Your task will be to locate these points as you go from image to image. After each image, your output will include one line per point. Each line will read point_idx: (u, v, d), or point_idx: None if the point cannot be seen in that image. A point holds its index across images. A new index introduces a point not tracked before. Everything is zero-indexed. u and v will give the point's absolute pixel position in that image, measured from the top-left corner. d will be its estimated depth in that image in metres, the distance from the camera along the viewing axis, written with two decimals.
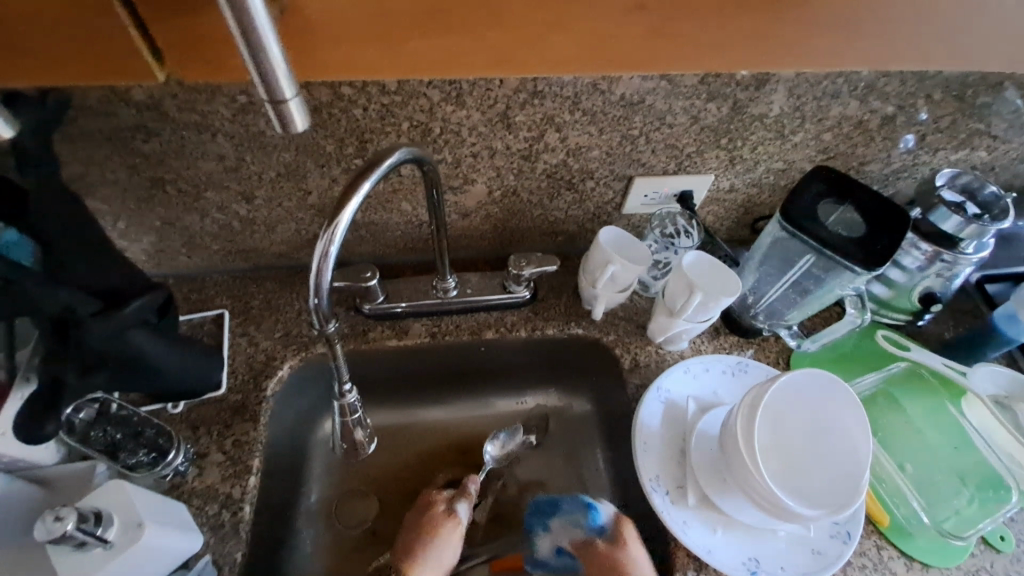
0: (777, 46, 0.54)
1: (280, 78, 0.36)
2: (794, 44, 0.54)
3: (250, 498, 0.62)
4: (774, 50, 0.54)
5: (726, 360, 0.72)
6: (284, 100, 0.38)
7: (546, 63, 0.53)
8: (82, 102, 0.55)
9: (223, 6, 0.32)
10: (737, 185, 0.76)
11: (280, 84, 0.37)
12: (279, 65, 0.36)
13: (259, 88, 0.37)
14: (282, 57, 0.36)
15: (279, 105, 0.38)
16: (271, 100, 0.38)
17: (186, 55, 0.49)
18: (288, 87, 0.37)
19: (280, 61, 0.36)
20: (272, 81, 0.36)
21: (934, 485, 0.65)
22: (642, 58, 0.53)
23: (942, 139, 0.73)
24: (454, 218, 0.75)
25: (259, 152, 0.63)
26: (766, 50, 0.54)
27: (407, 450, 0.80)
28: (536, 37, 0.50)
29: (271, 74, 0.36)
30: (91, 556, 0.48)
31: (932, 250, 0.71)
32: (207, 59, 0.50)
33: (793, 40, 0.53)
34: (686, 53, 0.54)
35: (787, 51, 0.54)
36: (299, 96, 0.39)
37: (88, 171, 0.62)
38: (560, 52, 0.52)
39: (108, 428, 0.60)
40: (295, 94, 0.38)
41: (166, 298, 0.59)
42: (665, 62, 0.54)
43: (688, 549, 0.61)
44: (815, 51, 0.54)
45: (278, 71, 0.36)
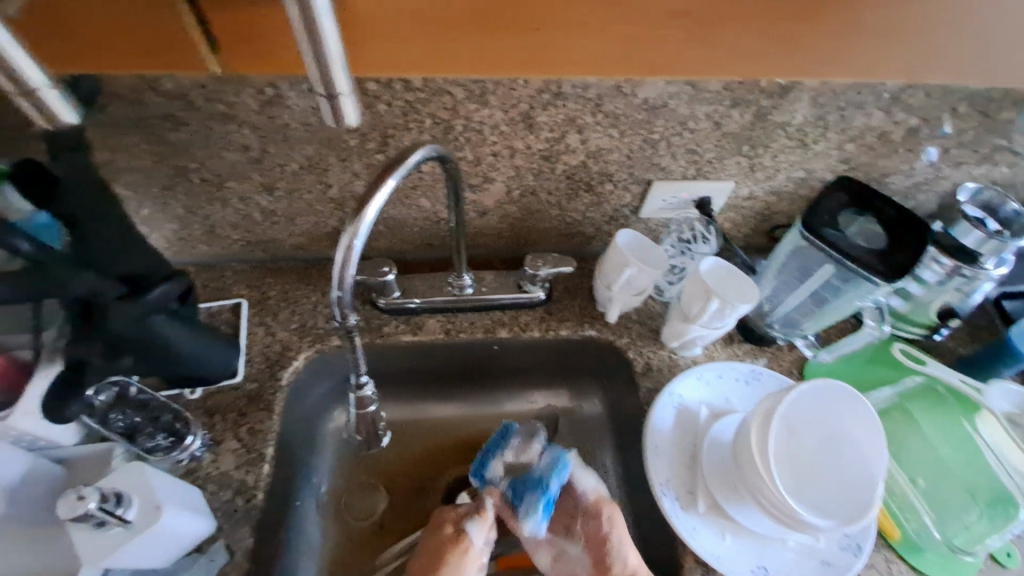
0: (799, 53, 0.56)
1: (336, 72, 0.37)
2: (813, 52, 0.56)
3: (263, 486, 0.63)
4: (797, 56, 0.57)
5: (739, 368, 0.72)
6: (339, 94, 0.39)
7: (576, 62, 0.56)
8: (113, 90, 0.56)
9: (290, 2, 0.33)
10: (756, 193, 0.76)
11: (336, 77, 0.38)
12: (337, 61, 0.37)
13: (315, 82, 0.38)
14: (341, 57, 0.37)
15: (336, 99, 0.39)
16: (329, 94, 0.39)
17: (244, 50, 0.52)
18: (343, 80, 0.38)
19: (340, 61, 0.37)
20: (331, 76, 0.37)
21: (943, 501, 0.65)
22: (665, 61, 0.56)
23: (965, 153, 0.73)
24: (472, 216, 0.76)
25: (283, 144, 0.63)
26: (786, 57, 0.57)
27: (416, 445, 0.81)
28: (560, 37, 0.54)
29: (330, 71, 0.37)
30: (110, 534, 0.50)
31: (952, 265, 0.69)
32: (263, 55, 0.53)
33: (812, 50, 0.56)
34: (709, 57, 0.56)
35: (807, 59, 0.57)
36: (354, 92, 0.40)
37: (115, 157, 0.63)
38: (584, 51, 0.55)
39: (127, 412, 0.60)
40: (349, 89, 0.39)
41: (187, 285, 0.60)
42: (692, 65, 0.57)
43: (696, 556, 0.61)
44: (829, 58, 0.57)
45: (336, 67, 0.37)
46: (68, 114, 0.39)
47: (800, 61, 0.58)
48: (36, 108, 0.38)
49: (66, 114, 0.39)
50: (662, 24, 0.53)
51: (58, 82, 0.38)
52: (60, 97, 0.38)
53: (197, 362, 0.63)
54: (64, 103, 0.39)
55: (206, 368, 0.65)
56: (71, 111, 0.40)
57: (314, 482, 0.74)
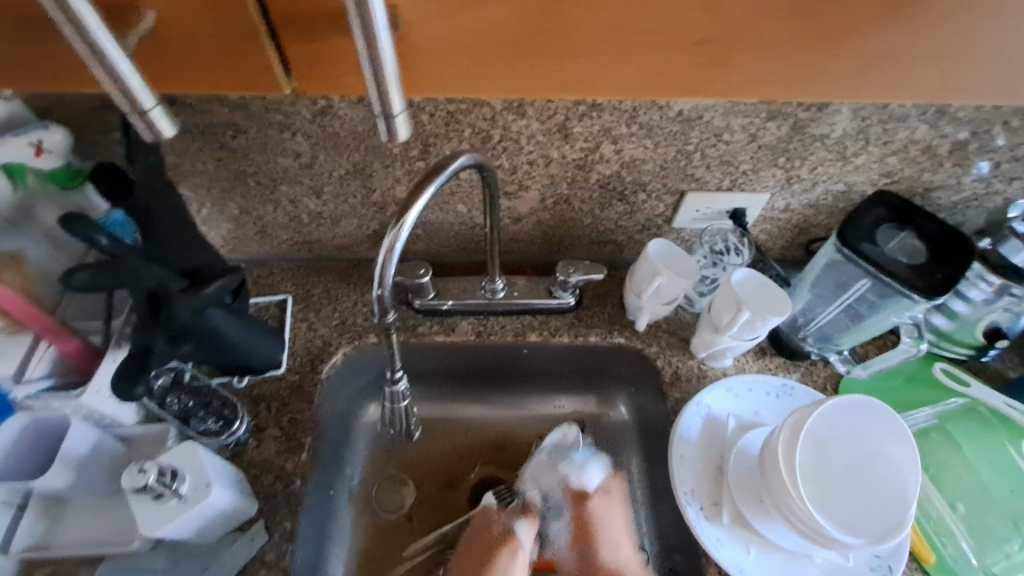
0: (897, 79, 0.50)
1: (391, 92, 0.40)
2: (920, 78, 0.50)
3: (302, 473, 0.66)
4: (885, 81, 0.50)
5: (771, 382, 0.71)
6: (394, 114, 0.42)
7: (630, 87, 0.51)
8: (183, 100, 0.61)
9: (355, 26, 0.36)
10: (792, 205, 0.75)
11: (391, 97, 0.40)
12: (392, 83, 0.39)
13: (374, 101, 0.41)
14: (397, 78, 0.39)
15: (389, 118, 0.41)
16: (384, 113, 0.41)
17: (307, 74, 0.50)
18: (398, 101, 0.41)
19: (394, 77, 0.39)
20: (386, 94, 0.40)
21: (987, 530, 0.63)
22: (743, 87, 0.51)
23: (1019, 168, 0.70)
24: (507, 222, 0.78)
25: (332, 151, 0.67)
26: (876, 84, 0.51)
27: (446, 443, 0.83)
28: (610, 60, 0.49)
29: (386, 90, 0.39)
30: (166, 507, 0.54)
31: (1001, 284, 0.68)
32: (326, 76, 0.50)
33: (922, 72, 0.49)
34: (780, 83, 0.51)
35: (904, 81, 0.50)
36: (406, 112, 0.42)
37: (181, 161, 0.68)
38: (632, 78, 0.50)
39: (181, 397, 0.64)
40: (403, 109, 0.42)
41: (241, 280, 0.65)
42: (753, 89, 0.51)
43: (719, 567, 0.61)
44: (945, 83, 0.50)
45: (391, 86, 0.39)
46: (168, 127, 0.40)
47: (903, 82, 0.50)
48: (143, 124, 0.40)
49: (167, 127, 0.40)
50: (707, 53, 0.48)
51: (163, 100, 0.39)
52: (164, 114, 0.39)
53: (246, 352, 0.68)
54: (166, 118, 0.40)
55: (254, 357, 0.69)
56: (171, 124, 0.40)
57: (348, 473, 0.78)
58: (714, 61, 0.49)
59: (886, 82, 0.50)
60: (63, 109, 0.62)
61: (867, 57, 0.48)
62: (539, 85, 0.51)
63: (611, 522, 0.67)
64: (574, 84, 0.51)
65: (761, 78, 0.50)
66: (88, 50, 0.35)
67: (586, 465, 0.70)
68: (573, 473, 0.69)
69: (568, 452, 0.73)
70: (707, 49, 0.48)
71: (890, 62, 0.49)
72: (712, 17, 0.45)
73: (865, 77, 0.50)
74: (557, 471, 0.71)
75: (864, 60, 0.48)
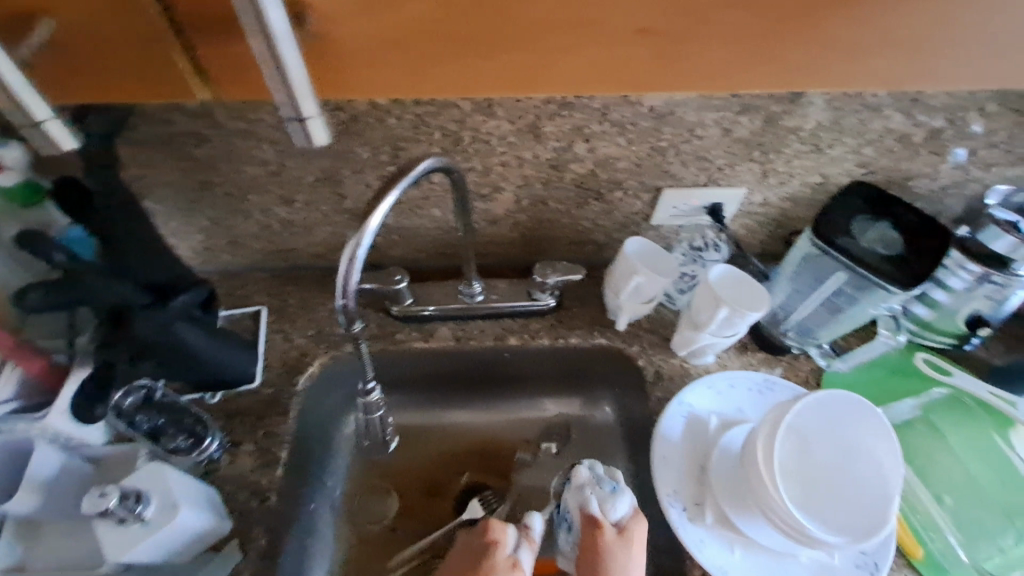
0: (825, 67, 0.52)
1: (301, 95, 0.39)
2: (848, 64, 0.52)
3: (278, 488, 0.64)
4: (820, 67, 0.52)
5: (753, 378, 0.70)
6: (308, 117, 0.41)
7: (571, 82, 0.52)
8: (142, 111, 0.60)
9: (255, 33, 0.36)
10: (770, 199, 0.75)
11: (302, 101, 0.39)
12: (300, 85, 0.38)
13: (284, 106, 0.40)
14: (304, 78, 0.38)
15: (302, 122, 0.41)
16: (297, 117, 0.40)
17: (222, 76, 0.51)
18: (310, 105, 0.40)
19: (302, 78, 0.38)
20: (297, 99, 0.39)
21: (976, 523, 0.62)
22: (686, 75, 0.52)
23: (996, 154, 0.70)
24: (483, 225, 0.77)
25: (300, 158, 0.66)
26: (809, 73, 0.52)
27: (430, 451, 0.82)
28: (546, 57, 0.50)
29: (296, 94, 0.39)
30: (131, 531, 0.53)
31: (981, 271, 0.67)
32: (243, 82, 0.51)
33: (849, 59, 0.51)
34: (717, 74, 0.52)
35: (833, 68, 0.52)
36: (322, 114, 0.41)
37: (145, 173, 0.66)
38: (573, 71, 0.52)
39: (152, 414, 0.65)
40: (317, 112, 0.41)
41: (210, 293, 0.65)
42: (690, 80, 0.53)
43: (704, 568, 0.60)
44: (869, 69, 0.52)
45: (300, 89, 0.39)
46: (67, 140, 0.43)
47: (832, 69, 0.52)
48: (37, 135, 0.42)
49: (65, 141, 0.43)
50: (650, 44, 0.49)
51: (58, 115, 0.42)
52: (59, 127, 0.42)
53: (217, 366, 0.66)
54: (64, 131, 0.42)
55: (226, 371, 0.67)
56: (68, 137, 0.43)
57: (329, 486, 0.76)
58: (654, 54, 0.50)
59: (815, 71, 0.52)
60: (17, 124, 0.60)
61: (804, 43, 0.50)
62: (477, 84, 0.52)
63: (625, 560, 0.58)
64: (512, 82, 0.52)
65: (701, 69, 0.52)
66: None
67: (616, 498, 0.61)
68: (598, 499, 0.61)
69: (599, 482, 0.63)
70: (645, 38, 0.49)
71: (824, 47, 0.50)
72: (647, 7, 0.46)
73: (805, 64, 0.51)
74: (581, 494, 0.63)
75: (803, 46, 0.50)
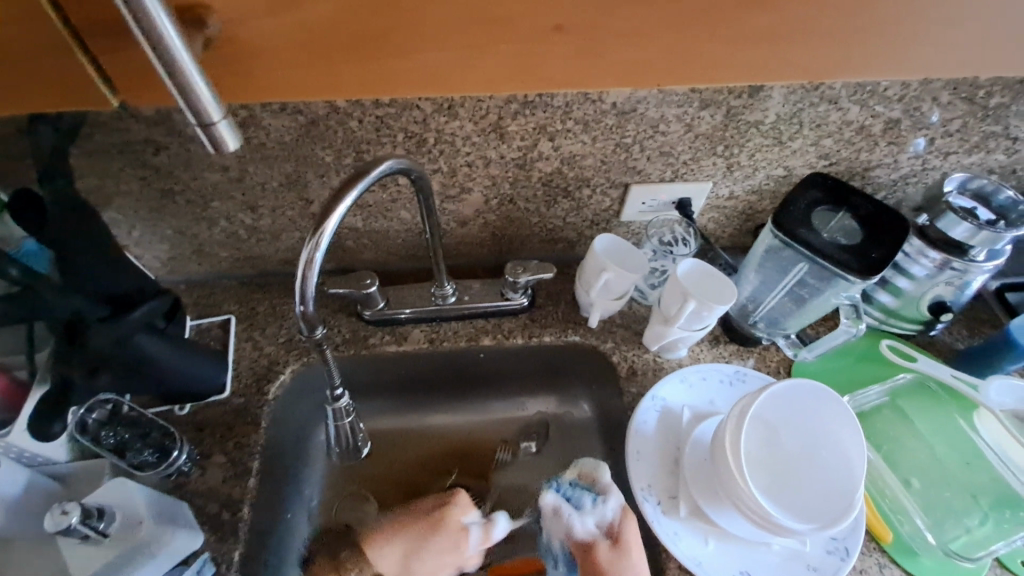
0: (722, 64, 0.57)
1: (204, 100, 0.40)
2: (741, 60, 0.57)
3: (250, 499, 0.63)
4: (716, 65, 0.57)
5: (724, 370, 0.71)
6: (214, 122, 0.42)
7: (487, 83, 0.57)
8: (94, 119, 0.59)
9: (136, 29, 0.37)
10: (736, 192, 0.76)
11: (206, 105, 0.41)
12: (204, 91, 0.40)
13: (189, 113, 0.41)
14: (207, 86, 0.40)
15: (208, 128, 0.42)
16: (202, 123, 0.42)
17: (125, 82, 0.54)
18: (214, 108, 0.41)
19: (202, 84, 0.40)
20: (199, 103, 0.40)
21: (943, 504, 0.63)
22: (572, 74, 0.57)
23: (953, 143, 0.71)
24: (453, 226, 0.77)
25: (261, 163, 0.65)
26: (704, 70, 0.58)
27: (408, 455, 0.81)
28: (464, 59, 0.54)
29: (198, 98, 0.40)
30: (95, 549, 0.52)
31: (941, 258, 0.68)
32: (145, 87, 0.54)
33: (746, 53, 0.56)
34: (622, 72, 0.57)
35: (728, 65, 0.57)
36: (228, 119, 0.43)
37: (102, 183, 0.65)
38: (462, 71, 0.56)
39: (118, 428, 0.62)
40: (223, 116, 0.42)
41: (173, 301, 0.64)
42: (600, 77, 0.58)
43: (680, 562, 0.60)
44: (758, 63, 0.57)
45: (203, 94, 0.40)
46: None
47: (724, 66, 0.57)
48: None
49: None
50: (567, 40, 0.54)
51: None
52: None
53: (182, 377, 0.65)
54: None
55: (193, 382, 0.66)
56: None
57: (305, 495, 0.75)
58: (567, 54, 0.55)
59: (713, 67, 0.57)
60: None
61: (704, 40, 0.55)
62: (397, 82, 0.56)
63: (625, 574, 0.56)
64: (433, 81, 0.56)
65: (610, 67, 0.57)
66: None
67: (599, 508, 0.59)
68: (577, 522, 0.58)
69: (580, 497, 0.60)
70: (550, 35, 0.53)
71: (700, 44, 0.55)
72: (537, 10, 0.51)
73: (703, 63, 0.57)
74: (560, 520, 0.59)
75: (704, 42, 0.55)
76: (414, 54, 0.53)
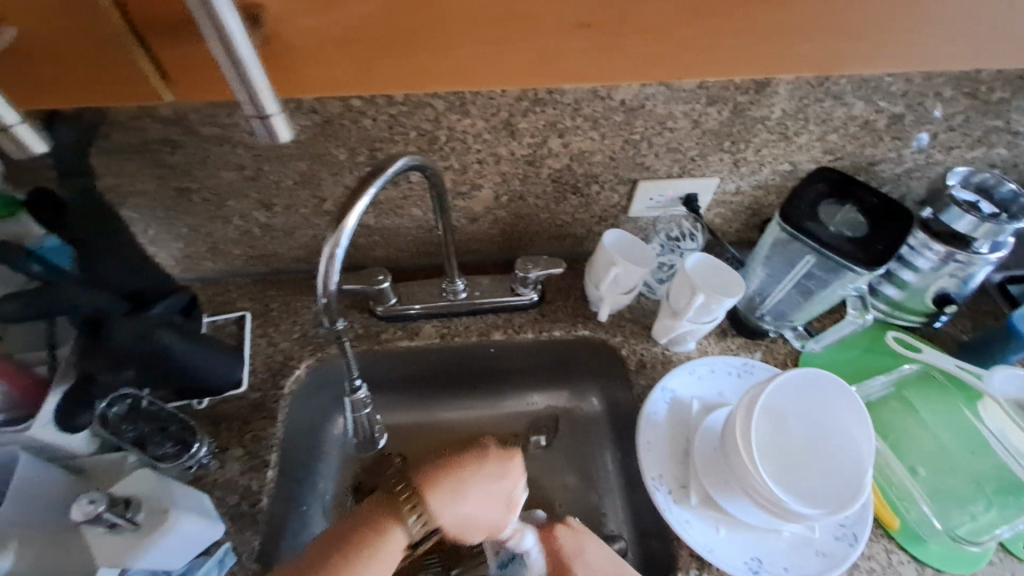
0: (815, 56, 0.50)
1: (262, 94, 0.39)
2: (840, 49, 0.50)
3: (268, 491, 0.65)
4: (807, 55, 0.50)
5: (732, 362, 0.72)
6: (270, 115, 0.40)
7: (553, 76, 0.50)
8: (114, 119, 0.60)
9: (206, 29, 0.35)
10: (742, 187, 0.77)
11: (262, 98, 0.39)
12: (260, 85, 0.38)
13: (246, 105, 0.40)
14: (264, 80, 0.38)
15: (264, 120, 0.40)
16: (259, 115, 0.40)
17: (178, 76, 0.46)
18: (270, 102, 0.40)
19: (259, 78, 0.38)
20: (256, 96, 0.39)
21: (947, 491, 0.64)
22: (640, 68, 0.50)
23: (955, 137, 0.72)
24: (463, 222, 0.78)
25: (277, 162, 0.66)
26: (797, 57, 0.50)
27: (421, 449, 0.82)
28: (515, 52, 0.48)
29: (257, 93, 0.39)
30: (123, 537, 0.54)
31: (945, 250, 0.69)
32: (202, 82, 0.47)
33: (842, 44, 0.49)
34: (703, 64, 0.50)
35: (819, 59, 0.51)
36: (283, 112, 0.41)
37: (120, 182, 0.66)
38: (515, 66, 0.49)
39: (137, 422, 0.64)
40: (279, 110, 0.41)
41: (190, 298, 0.65)
42: (669, 69, 0.51)
43: (691, 549, 0.61)
44: (864, 52, 0.50)
45: (260, 88, 0.39)
46: (40, 141, 0.42)
47: (827, 56, 0.50)
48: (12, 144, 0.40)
49: (39, 142, 0.42)
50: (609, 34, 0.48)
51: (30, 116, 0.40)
52: (32, 128, 0.40)
53: (201, 372, 0.66)
54: (37, 133, 0.41)
55: (210, 377, 0.67)
56: (41, 138, 0.42)
57: (321, 488, 0.77)
58: (627, 43, 0.48)
59: (798, 60, 0.51)
60: None
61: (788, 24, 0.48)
62: (446, 79, 0.50)
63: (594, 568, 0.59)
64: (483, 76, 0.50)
65: (682, 57, 0.50)
66: None
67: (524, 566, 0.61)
68: None
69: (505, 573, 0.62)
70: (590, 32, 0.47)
71: (788, 34, 0.48)
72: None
73: (789, 45, 0.49)
74: None
75: (778, 34, 0.48)
76: (458, 47, 0.47)
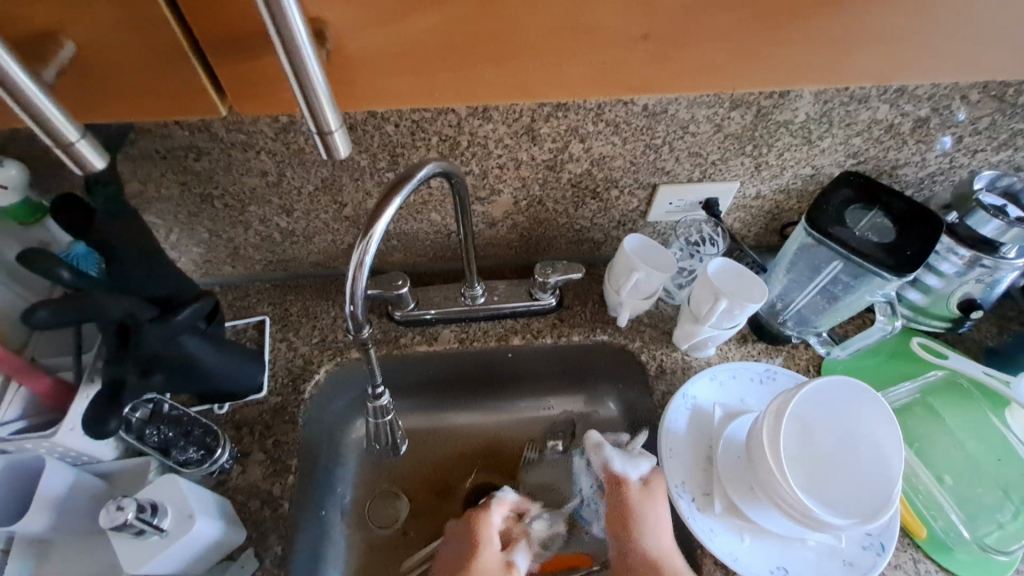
0: (864, 65, 0.51)
1: (326, 110, 0.39)
2: (892, 56, 0.50)
3: (289, 496, 0.65)
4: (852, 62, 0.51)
5: (754, 368, 0.72)
6: (330, 130, 0.41)
7: (596, 88, 0.51)
8: (141, 126, 0.60)
9: (280, 52, 0.36)
10: (763, 192, 0.76)
11: (326, 115, 0.40)
12: (325, 99, 0.39)
13: (309, 121, 0.40)
14: (328, 95, 0.39)
15: (326, 136, 0.41)
16: (320, 131, 0.41)
17: (232, 89, 0.48)
18: (332, 118, 0.40)
19: (325, 95, 0.38)
20: (321, 113, 0.39)
21: (976, 500, 0.63)
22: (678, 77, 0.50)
23: (981, 140, 0.71)
24: (482, 227, 0.78)
25: (299, 167, 0.66)
26: (847, 61, 0.50)
27: (437, 454, 0.82)
28: (554, 63, 0.49)
29: (320, 109, 0.39)
30: (149, 544, 0.53)
31: (970, 256, 0.68)
32: (258, 93, 0.49)
33: (900, 52, 0.50)
34: (752, 72, 0.51)
35: (867, 67, 0.51)
36: (344, 128, 0.42)
37: (144, 188, 0.67)
38: (571, 78, 0.50)
39: (161, 427, 0.64)
40: (339, 126, 0.41)
41: (214, 304, 0.64)
42: (711, 77, 0.51)
43: (714, 557, 0.61)
44: (920, 53, 0.50)
45: (324, 104, 0.39)
46: (95, 157, 0.39)
47: (879, 64, 0.51)
48: (69, 158, 0.39)
49: (96, 159, 0.40)
50: (652, 47, 0.48)
51: (88, 131, 0.39)
52: (91, 146, 0.39)
53: (223, 377, 0.67)
54: (94, 147, 0.39)
55: (233, 382, 0.68)
56: (99, 154, 0.40)
57: (339, 492, 0.77)
58: (666, 53, 0.48)
59: (843, 68, 0.51)
60: (15, 145, 0.60)
61: (832, 28, 0.47)
62: (489, 91, 0.50)
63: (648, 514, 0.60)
64: (527, 89, 0.51)
65: (726, 61, 0.50)
66: (24, 110, 0.36)
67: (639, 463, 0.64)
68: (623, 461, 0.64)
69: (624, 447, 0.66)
70: (649, 43, 0.47)
71: (837, 46, 0.49)
72: (649, 10, 0.45)
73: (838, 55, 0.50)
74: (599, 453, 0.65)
75: (817, 42, 0.49)
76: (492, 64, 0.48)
